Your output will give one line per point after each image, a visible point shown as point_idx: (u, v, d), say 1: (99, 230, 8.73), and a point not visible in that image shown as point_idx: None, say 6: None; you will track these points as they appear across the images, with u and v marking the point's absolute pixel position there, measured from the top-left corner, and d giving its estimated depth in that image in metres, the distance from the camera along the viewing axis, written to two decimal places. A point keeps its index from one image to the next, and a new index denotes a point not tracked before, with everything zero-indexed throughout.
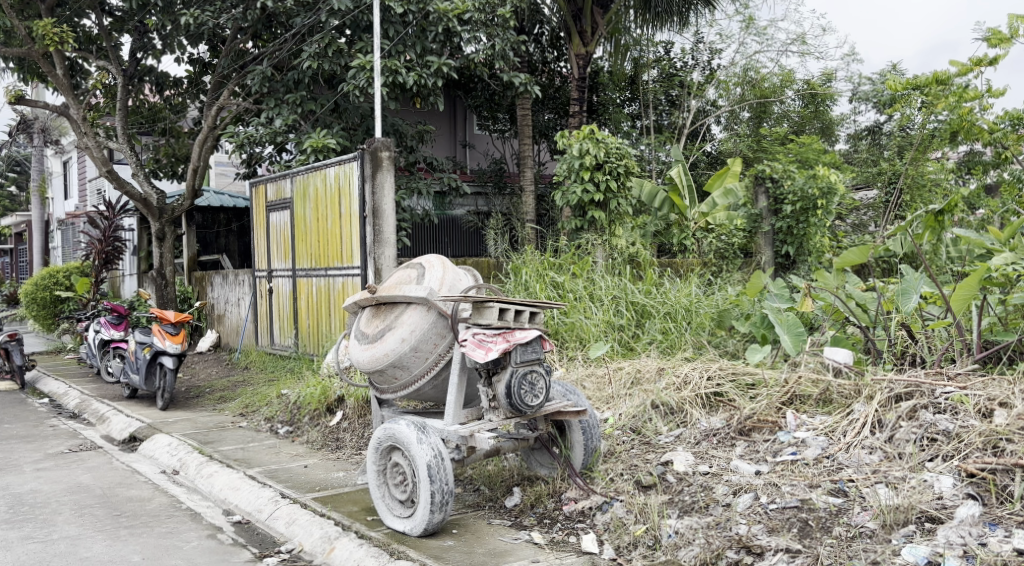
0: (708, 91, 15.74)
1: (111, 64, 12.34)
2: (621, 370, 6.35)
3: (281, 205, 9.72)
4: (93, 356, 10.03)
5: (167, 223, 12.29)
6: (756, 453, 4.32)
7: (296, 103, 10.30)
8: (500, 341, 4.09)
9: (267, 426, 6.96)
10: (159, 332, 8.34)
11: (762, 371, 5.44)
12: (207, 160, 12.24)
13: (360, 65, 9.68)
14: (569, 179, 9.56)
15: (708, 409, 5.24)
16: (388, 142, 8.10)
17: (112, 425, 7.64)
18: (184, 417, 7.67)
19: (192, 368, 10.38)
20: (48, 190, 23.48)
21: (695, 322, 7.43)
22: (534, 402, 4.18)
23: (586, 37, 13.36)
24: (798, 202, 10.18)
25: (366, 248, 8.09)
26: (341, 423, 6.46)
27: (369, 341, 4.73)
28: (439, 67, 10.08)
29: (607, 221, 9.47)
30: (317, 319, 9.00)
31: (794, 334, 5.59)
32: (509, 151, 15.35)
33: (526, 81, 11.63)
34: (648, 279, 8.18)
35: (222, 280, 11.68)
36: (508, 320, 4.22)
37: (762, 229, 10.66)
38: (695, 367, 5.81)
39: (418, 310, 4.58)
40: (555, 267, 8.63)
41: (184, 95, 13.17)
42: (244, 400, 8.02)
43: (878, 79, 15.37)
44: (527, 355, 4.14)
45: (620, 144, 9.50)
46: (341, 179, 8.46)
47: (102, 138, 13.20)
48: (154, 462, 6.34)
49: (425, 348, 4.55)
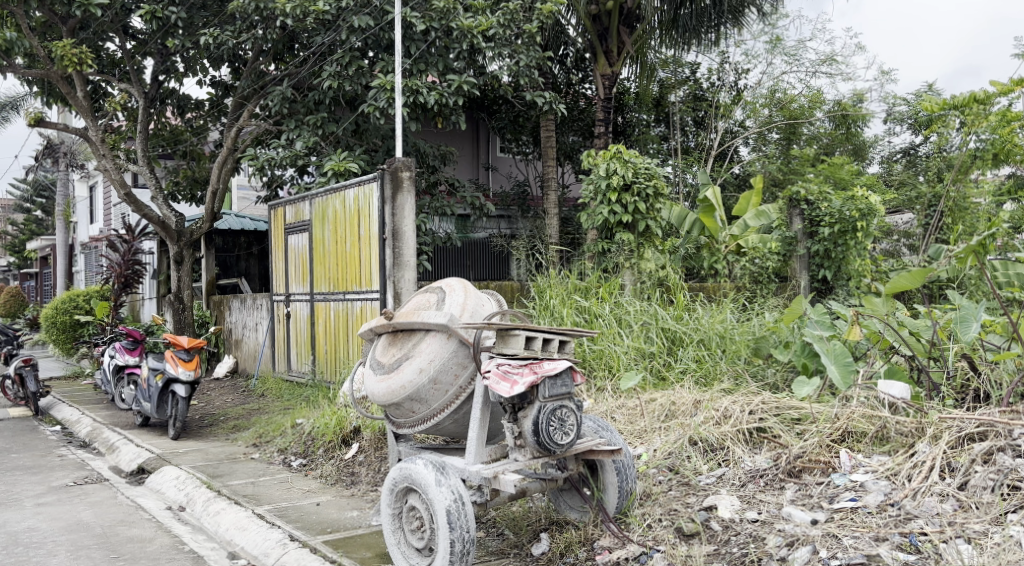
0: (737, 112, 15.37)
1: (134, 87, 12.24)
2: (654, 402, 5.98)
3: (300, 228, 9.46)
4: (107, 382, 9.77)
5: (186, 246, 12.11)
6: (809, 498, 3.93)
7: (317, 125, 10.09)
8: (527, 373, 3.72)
9: (280, 458, 6.64)
10: (171, 358, 8.04)
11: (810, 406, 5.07)
12: (227, 183, 12.05)
13: (381, 84, 9.42)
14: (595, 201, 9.15)
15: (752, 446, 4.91)
16: (409, 162, 7.80)
17: (121, 455, 7.34)
18: (195, 447, 7.36)
19: (207, 395, 10.09)
20: (72, 215, 23.47)
21: (732, 349, 7.05)
22: (564, 440, 3.79)
23: (612, 57, 13.04)
24: (836, 224, 9.80)
25: (385, 271, 7.78)
26: (357, 456, 6.11)
27: (384, 372, 4.38)
28: (460, 85, 9.78)
29: (636, 243, 8.90)
30: (335, 344, 8.68)
31: (842, 365, 5.14)
32: (533, 173, 15.07)
33: (551, 98, 11.15)
34: (681, 305, 7.82)
35: (240, 304, 11.43)
36: (535, 349, 3.90)
37: (798, 253, 10.21)
38: (734, 399, 5.42)
39: (437, 337, 4.24)
40: (581, 291, 8.27)
41: (206, 118, 13.03)
42: (258, 429, 7.71)
43: (914, 100, 14.96)
44: (556, 389, 3.77)
45: (649, 164, 9.04)
46: (361, 200, 8.17)
47: (123, 161, 13.07)
48: (159, 497, 6.02)
49: (445, 379, 4.20)
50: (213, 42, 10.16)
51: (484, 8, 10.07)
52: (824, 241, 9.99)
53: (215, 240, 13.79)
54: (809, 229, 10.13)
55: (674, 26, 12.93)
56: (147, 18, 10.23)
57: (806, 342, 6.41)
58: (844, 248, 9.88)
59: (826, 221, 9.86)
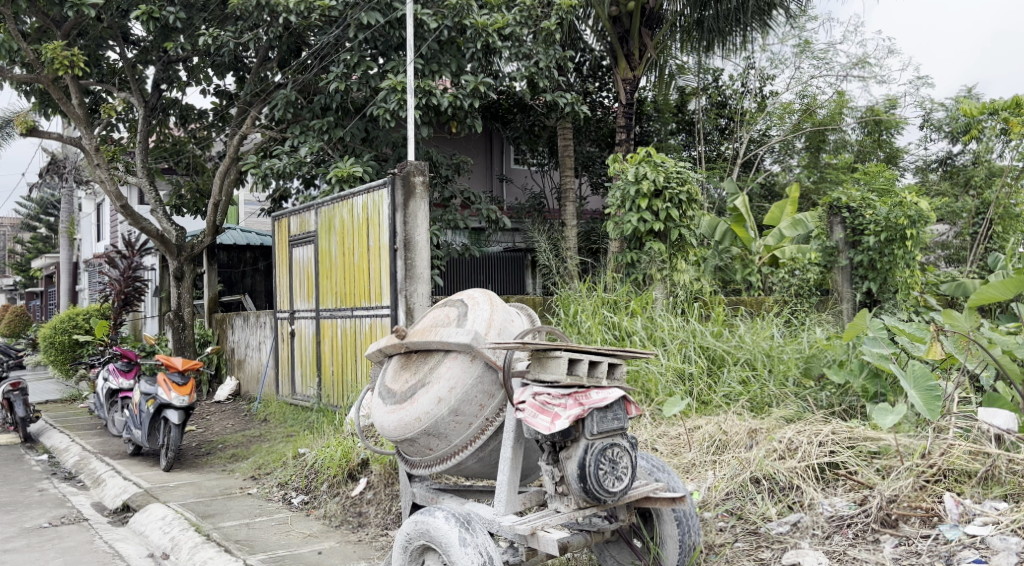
0: (765, 119, 14.68)
1: (133, 96, 11.68)
2: (701, 430, 5.27)
3: (305, 240, 8.81)
4: (100, 407, 9.12)
5: (187, 261, 11.50)
6: (916, 556, 3.45)
7: (322, 129, 9.45)
8: (571, 404, 3.03)
9: (280, 494, 5.94)
10: (164, 382, 7.36)
11: (889, 436, 4.40)
12: (229, 195, 11.54)
13: (391, 85, 8.76)
14: (623, 208, 8.37)
15: (825, 485, 4.24)
16: (421, 165, 7.14)
17: (106, 490, 6.65)
18: (188, 481, 6.68)
19: (207, 421, 9.42)
20: (76, 232, 22.89)
21: (780, 370, 6.35)
22: (617, 487, 3.11)
23: (634, 60, 12.27)
24: (883, 232, 8.97)
25: (397, 284, 7.12)
26: (365, 494, 5.40)
27: (395, 402, 3.69)
28: (476, 85, 9.12)
29: (668, 253, 8.11)
30: (342, 366, 8.00)
31: (925, 389, 4.44)
32: (550, 185, 14.41)
33: (572, 100, 10.41)
34: (720, 319, 7.14)
35: (243, 322, 10.76)
36: (580, 375, 3.13)
37: (839, 264, 9.43)
38: (799, 430, 4.70)
39: (459, 360, 3.56)
40: (610, 305, 7.52)
41: (210, 129, 12.46)
42: (257, 460, 7.04)
43: (952, 105, 14.29)
44: (605, 424, 3.07)
45: (682, 167, 8.26)
46: (370, 208, 7.52)
47: (122, 173, 12.48)
48: (142, 541, 5.32)
49: (468, 410, 3.51)
50: (213, 44, 9.54)
51: (501, 4, 9.45)
52: (869, 251, 9.11)
53: (218, 256, 13.16)
54: (852, 239, 9.30)
55: (698, 27, 12.23)
56: (143, 19, 9.64)
57: (864, 360, 5.73)
58: (892, 259, 8.98)
59: (871, 230, 9.03)
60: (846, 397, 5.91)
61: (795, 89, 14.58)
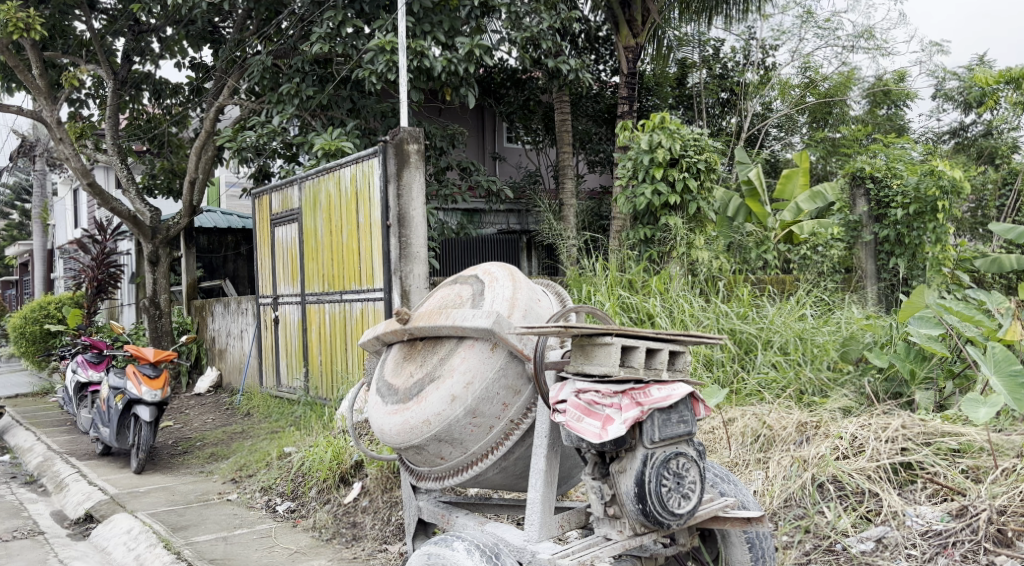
0: (768, 91, 13.96)
1: (102, 67, 10.90)
2: (739, 422, 4.62)
3: (288, 218, 8.09)
4: (69, 402, 8.41)
5: (162, 244, 10.77)
6: None
7: (304, 98, 8.69)
8: (627, 405, 2.37)
9: (263, 501, 5.27)
10: (133, 375, 6.62)
11: (974, 431, 3.79)
12: (206, 173, 10.78)
13: (379, 44, 8.01)
14: (636, 179, 7.69)
15: (902, 490, 3.64)
16: (416, 131, 6.43)
17: (69, 497, 5.95)
18: (162, 485, 5.99)
19: (185, 416, 8.72)
20: (51, 217, 22.02)
21: (815, 354, 5.72)
22: (684, 507, 2.45)
23: (636, 26, 11.53)
24: (912, 205, 8.33)
25: (390, 264, 6.44)
26: (360, 501, 4.74)
27: (398, 401, 3.03)
28: (472, 47, 8.35)
29: (686, 229, 7.43)
30: (331, 355, 7.32)
31: (1008, 375, 3.91)
32: (545, 163, 13.70)
33: (577, 67, 9.64)
34: (745, 299, 6.52)
35: (223, 309, 10.05)
36: (635, 367, 2.43)
37: (863, 240, 8.75)
38: (861, 424, 4.06)
39: (477, 349, 2.90)
40: (625, 284, 6.86)
41: (186, 104, 11.67)
42: (238, 459, 6.36)
43: (965, 74, 13.68)
44: (669, 428, 2.41)
45: (699, 134, 7.58)
46: (359, 180, 6.81)
47: (90, 151, 11.70)
48: (104, 559, 4.65)
49: (488, 410, 2.85)
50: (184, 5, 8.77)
51: None
52: (896, 225, 8.49)
53: (198, 239, 12.36)
54: (877, 212, 8.65)
55: None
56: None
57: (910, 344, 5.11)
58: (920, 233, 8.38)
59: (898, 202, 8.39)
60: (890, 383, 5.26)
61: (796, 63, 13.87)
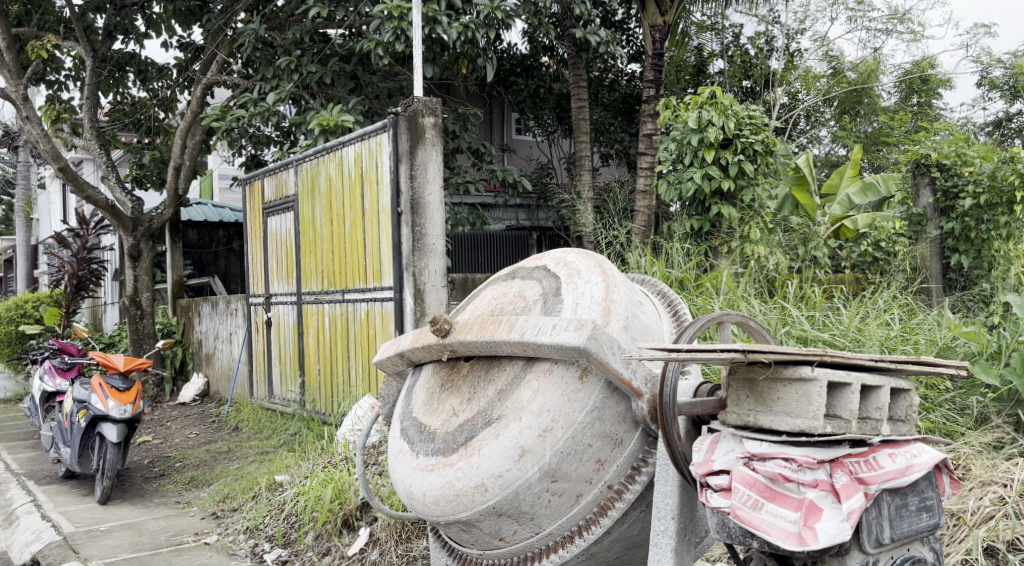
0: (793, 81, 12.90)
1: (80, 45, 9.87)
2: None
3: (282, 207, 7.12)
4: (34, 413, 7.41)
5: (144, 237, 9.76)
6: None
7: (297, 70, 7.67)
8: (841, 481, 1.89)
9: (248, 548, 4.27)
10: (99, 387, 5.63)
11: None
12: (195, 161, 9.80)
13: (386, 11, 6.98)
14: (683, 164, 6.70)
15: None
16: (431, 102, 5.42)
17: (16, 535, 4.94)
18: (128, 521, 5.00)
19: (166, 429, 7.74)
20: (32, 212, 20.81)
21: None
22: None
23: (664, 4, 10.23)
24: (984, 195, 6.47)
25: (403, 259, 5.45)
26: (368, 554, 3.77)
27: (435, 453, 2.34)
28: (491, 12, 7.32)
29: (739, 220, 6.43)
30: (331, 363, 6.36)
31: None
32: (558, 155, 12.65)
33: (606, 39, 9.09)
34: (817, 300, 5.53)
35: (211, 309, 9.07)
36: (846, 419, 1.94)
37: (928, 237, 6.88)
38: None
39: (556, 379, 2.26)
40: (675, 285, 5.89)
41: (172, 87, 10.65)
42: (222, 488, 5.37)
43: (1011, 62, 12.67)
44: (902, 522, 1.95)
45: (755, 111, 6.56)
46: (364, 160, 5.83)
47: (67, 137, 10.67)
48: None
49: (573, 472, 2.22)
50: None
51: None
52: (963, 216, 6.72)
53: (186, 234, 11.36)
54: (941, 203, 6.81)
55: None
56: None
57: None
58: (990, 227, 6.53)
59: (967, 193, 6.57)
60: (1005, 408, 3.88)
61: (819, 51, 12.89)
